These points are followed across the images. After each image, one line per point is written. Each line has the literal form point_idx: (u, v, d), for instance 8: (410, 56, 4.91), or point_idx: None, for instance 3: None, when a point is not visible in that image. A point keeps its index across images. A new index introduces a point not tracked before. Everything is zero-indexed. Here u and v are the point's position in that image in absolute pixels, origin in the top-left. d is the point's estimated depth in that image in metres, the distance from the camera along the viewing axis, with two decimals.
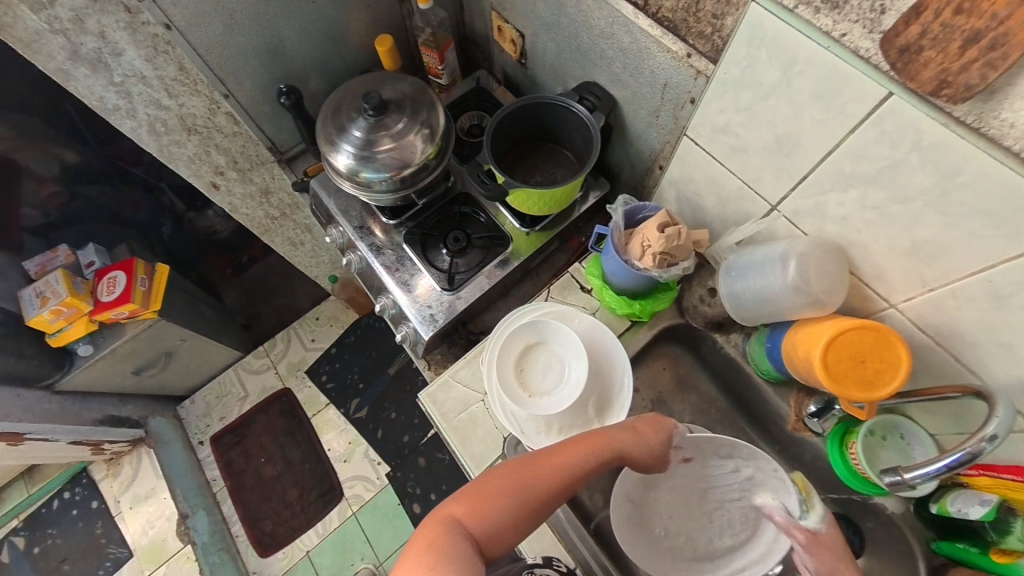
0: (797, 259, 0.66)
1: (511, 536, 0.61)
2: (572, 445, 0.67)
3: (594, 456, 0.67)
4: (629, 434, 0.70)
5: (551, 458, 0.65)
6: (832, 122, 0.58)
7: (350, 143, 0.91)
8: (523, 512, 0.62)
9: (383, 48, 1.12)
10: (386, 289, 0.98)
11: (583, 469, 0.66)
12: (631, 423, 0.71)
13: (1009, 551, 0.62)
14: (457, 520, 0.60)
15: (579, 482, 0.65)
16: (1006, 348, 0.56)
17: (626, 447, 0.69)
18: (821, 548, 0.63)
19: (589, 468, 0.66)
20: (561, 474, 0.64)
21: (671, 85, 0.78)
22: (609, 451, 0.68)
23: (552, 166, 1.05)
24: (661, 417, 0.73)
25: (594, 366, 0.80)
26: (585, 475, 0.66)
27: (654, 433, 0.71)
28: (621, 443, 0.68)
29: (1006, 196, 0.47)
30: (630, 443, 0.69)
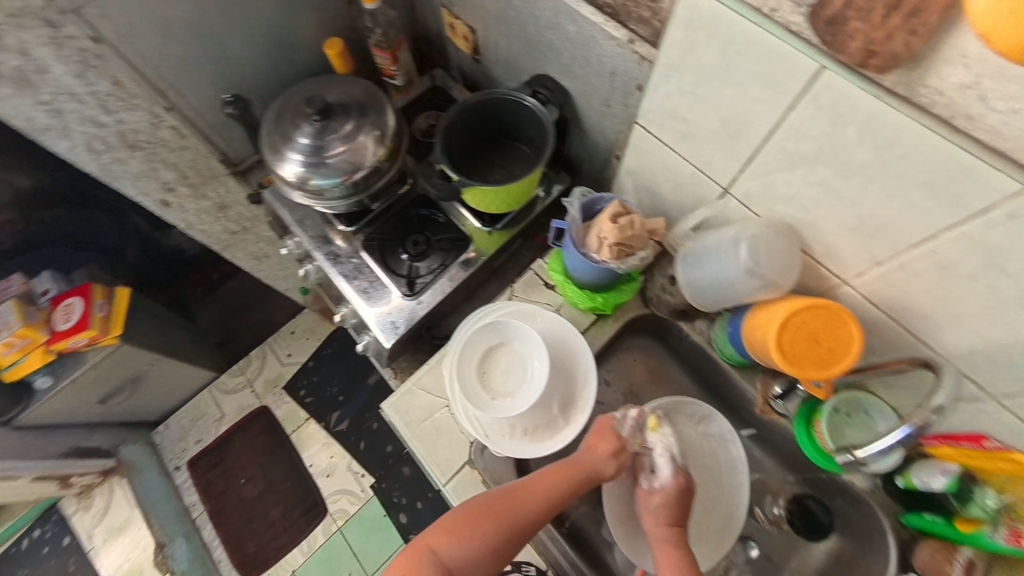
0: (748, 242, 0.65)
1: (485, 567, 0.63)
2: (548, 474, 0.68)
3: (568, 483, 0.67)
4: (600, 452, 0.69)
5: (525, 489, 0.66)
6: (769, 100, 0.57)
7: (296, 149, 0.87)
8: (497, 544, 0.63)
9: (332, 51, 1.09)
10: (345, 298, 0.95)
11: (558, 498, 0.66)
12: (596, 439, 0.70)
13: (973, 520, 0.61)
14: (433, 550, 0.63)
15: (553, 512, 0.66)
16: (954, 319, 0.55)
17: (597, 466, 0.68)
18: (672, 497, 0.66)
19: (567, 494, 0.67)
20: (533, 507, 0.65)
21: (619, 72, 0.77)
22: (583, 477, 0.67)
23: (511, 163, 1.02)
24: (609, 420, 0.71)
25: (572, 369, 0.78)
26: (561, 503, 0.66)
27: (615, 443, 0.69)
28: (594, 465, 0.68)
29: (938, 166, 0.47)
30: (600, 463, 0.68)
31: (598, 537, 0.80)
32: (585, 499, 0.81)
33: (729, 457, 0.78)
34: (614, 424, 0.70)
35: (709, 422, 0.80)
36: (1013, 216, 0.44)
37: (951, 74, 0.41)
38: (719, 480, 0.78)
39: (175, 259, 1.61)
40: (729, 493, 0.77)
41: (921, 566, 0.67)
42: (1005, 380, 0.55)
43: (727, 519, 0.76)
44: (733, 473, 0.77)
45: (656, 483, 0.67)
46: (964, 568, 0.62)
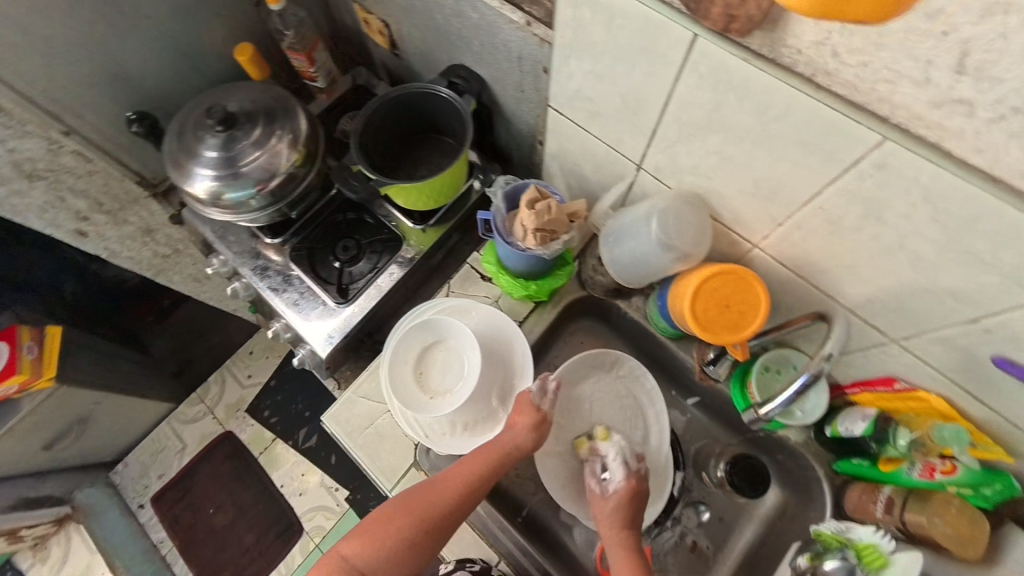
0: (659, 215, 0.66)
1: (401, 566, 0.63)
2: (465, 463, 0.68)
3: (487, 465, 0.67)
4: (514, 431, 0.69)
5: (440, 481, 0.66)
6: (658, 72, 0.57)
7: (198, 162, 0.82)
8: (411, 540, 0.63)
9: (244, 57, 1.03)
10: (277, 313, 0.92)
11: (476, 482, 0.66)
12: (515, 416, 0.71)
13: (894, 459, 0.65)
14: (348, 556, 0.64)
15: (473, 497, 0.66)
16: (850, 270, 0.57)
17: (513, 445, 0.68)
18: (625, 495, 0.70)
19: (484, 480, 0.67)
20: (450, 495, 0.65)
21: (524, 56, 0.76)
22: (502, 456, 0.68)
23: (438, 156, 0.98)
24: (527, 395, 0.72)
25: (483, 331, 0.80)
26: (478, 489, 0.66)
27: (534, 417, 0.70)
28: (512, 443, 0.69)
29: (811, 124, 0.47)
30: (516, 441, 0.69)
31: (554, 520, 0.82)
32: (540, 485, 0.83)
33: (645, 392, 0.82)
34: (531, 397, 0.72)
35: (620, 366, 0.83)
36: (879, 165, 0.45)
37: (804, 32, 0.42)
38: (642, 414, 0.82)
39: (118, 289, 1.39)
40: (653, 424, 0.81)
41: (851, 509, 0.70)
42: (901, 323, 0.57)
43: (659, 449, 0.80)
44: (652, 408, 0.81)
45: (612, 485, 0.72)
46: (885, 505, 0.65)
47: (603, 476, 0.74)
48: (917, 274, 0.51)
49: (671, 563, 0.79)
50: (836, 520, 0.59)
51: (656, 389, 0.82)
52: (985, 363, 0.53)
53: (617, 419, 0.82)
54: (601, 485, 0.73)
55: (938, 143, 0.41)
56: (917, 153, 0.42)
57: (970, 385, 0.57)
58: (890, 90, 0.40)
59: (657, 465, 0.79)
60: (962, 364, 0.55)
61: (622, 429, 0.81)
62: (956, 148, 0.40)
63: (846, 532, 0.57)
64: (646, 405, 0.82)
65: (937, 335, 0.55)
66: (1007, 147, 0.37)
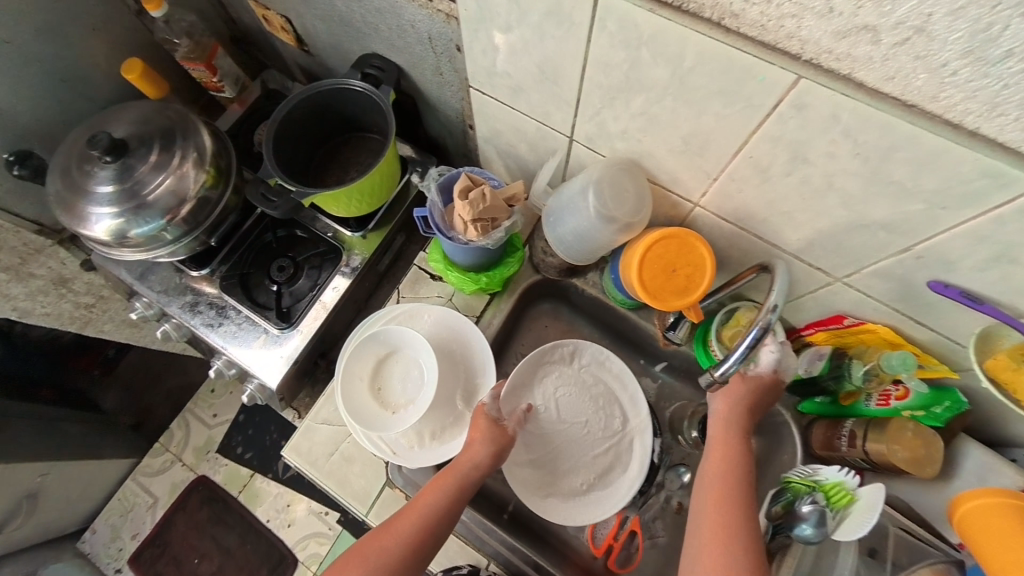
0: (594, 187, 0.64)
1: None
2: (423, 493, 0.65)
3: (445, 493, 0.65)
4: (471, 448, 0.68)
5: (397, 518, 0.63)
6: (569, 36, 0.53)
7: (91, 200, 0.73)
8: None
9: (132, 74, 0.93)
10: (216, 350, 0.85)
11: (437, 514, 0.63)
12: (473, 432, 0.71)
13: (851, 393, 0.67)
14: None
15: (436, 530, 0.63)
16: (787, 216, 0.56)
17: (472, 463, 0.67)
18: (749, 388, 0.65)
19: (444, 508, 0.64)
20: (412, 533, 0.62)
21: (434, 36, 0.70)
22: (460, 480, 0.66)
23: (366, 155, 0.92)
24: (482, 408, 0.73)
25: (442, 344, 0.78)
26: (439, 519, 0.63)
27: (493, 430, 0.71)
28: (471, 463, 0.67)
29: (728, 71, 0.45)
30: (473, 458, 0.67)
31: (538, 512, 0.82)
32: None
33: (613, 376, 0.82)
34: (486, 409, 0.72)
35: (580, 355, 0.83)
36: (798, 106, 0.44)
37: None
38: (613, 400, 0.81)
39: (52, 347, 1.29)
40: (624, 409, 0.81)
41: (817, 447, 0.72)
42: (840, 261, 0.57)
43: (632, 433, 0.80)
44: (623, 392, 0.82)
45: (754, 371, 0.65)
46: (847, 438, 0.66)
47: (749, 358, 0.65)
48: (848, 211, 0.51)
49: (659, 528, 0.81)
50: (804, 466, 0.59)
51: (625, 369, 0.82)
52: (922, 289, 0.54)
53: (587, 410, 0.80)
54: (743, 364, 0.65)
55: (851, 75, 0.40)
56: (830, 87, 0.41)
57: (913, 312, 0.57)
58: (797, 25, 0.38)
59: (634, 452, 0.79)
60: (901, 292, 0.56)
61: (594, 418, 0.80)
62: (868, 78, 0.39)
63: (814, 475, 0.57)
64: (616, 389, 0.82)
65: (874, 269, 0.55)
66: (913, 71, 0.37)
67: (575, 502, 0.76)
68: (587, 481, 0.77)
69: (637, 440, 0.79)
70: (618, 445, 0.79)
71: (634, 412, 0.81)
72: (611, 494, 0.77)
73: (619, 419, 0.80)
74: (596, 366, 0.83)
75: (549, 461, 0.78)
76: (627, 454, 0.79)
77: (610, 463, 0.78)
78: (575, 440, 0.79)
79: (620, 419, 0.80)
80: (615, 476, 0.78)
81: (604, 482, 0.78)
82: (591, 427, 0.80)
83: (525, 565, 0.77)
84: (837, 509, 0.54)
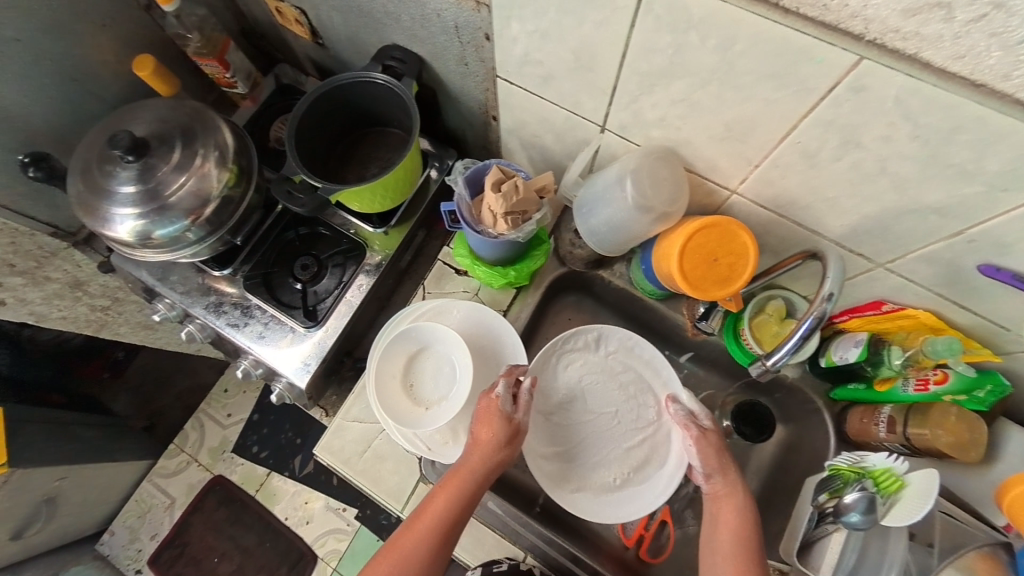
0: (632, 176, 0.63)
1: None
2: (433, 499, 0.64)
3: (454, 499, 0.63)
4: (478, 450, 0.65)
5: (410, 527, 0.63)
6: (611, 21, 0.52)
7: (112, 201, 0.72)
8: None
9: (144, 72, 0.91)
10: (242, 350, 0.84)
11: (452, 516, 0.62)
12: (480, 430, 0.67)
13: (888, 378, 0.66)
14: None
15: (448, 534, 0.62)
16: (832, 202, 0.56)
17: (479, 467, 0.64)
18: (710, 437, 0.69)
19: (454, 514, 0.63)
20: (428, 537, 0.62)
21: (461, 25, 0.68)
22: (473, 480, 0.64)
23: (386, 151, 0.91)
24: (490, 403, 0.68)
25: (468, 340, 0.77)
26: (450, 524, 0.62)
27: (501, 428, 0.67)
28: (483, 462, 0.64)
29: (784, 52, 0.44)
30: (481, 461, 0.64)
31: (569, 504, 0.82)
32: None
33: (643, 364, 0.79)
34: (497, 406, 0.67)
35: (605, 341, 0.79)
36: (856, 88, 0.43)
37: None
38: (645, 389, 0.78)
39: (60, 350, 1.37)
40: (656, 398, 0.78)
41: (852, 433, 0.71)
42: (885, 247, 0.57)
43: (667, 423, 0.76)
44: (656, 380, 0.78)
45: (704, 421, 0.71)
46: (886, 426, 0.66)
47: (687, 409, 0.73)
48: (898, 195, 0.50)
49: (690, 517, 0.81)
50: (850, 453, 0.59)
51: (656, 355, 0.79)
52: (969, 273, 0.53)
53: (616, 400, 0.78)
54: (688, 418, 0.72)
55: (918, 55, 0.39)
56: (896, 68, 0.40)
57: (957, 296, 0.57)
58: (863, 4, 0.37)
59: (671, 441, 0.75)
60: (946, 276, 0.56)
61: (625, 408, 0.77)
62: (936, 58, 0.38)
63: (861, 462, 0.57)
64: (647, 377, 0.79)
65: (920, 254, 0.55)
66: (987, 49, 0.36)
67: (611, 497, 0.74)
68: (622, 475, 0.75)
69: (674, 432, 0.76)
70: (652, 436, 0.76)
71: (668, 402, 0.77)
72: (649, 487, 0.74)
73: (652, 410, 0.77)
74: (625, 354, 0.79)
75: (574, 454, 0.76)
76: (665, 446, 0.76)
77: (645, 455, 0.75)
78: (605, 432, 0.76)
79: (653, 410, 0.77)
80: (652, 469, 0.75)
81: (640, 476, 0.75)
82: (624, 417, 0.77)
83: (560, 556, 0.78)
84: (887, 495, 0.54)
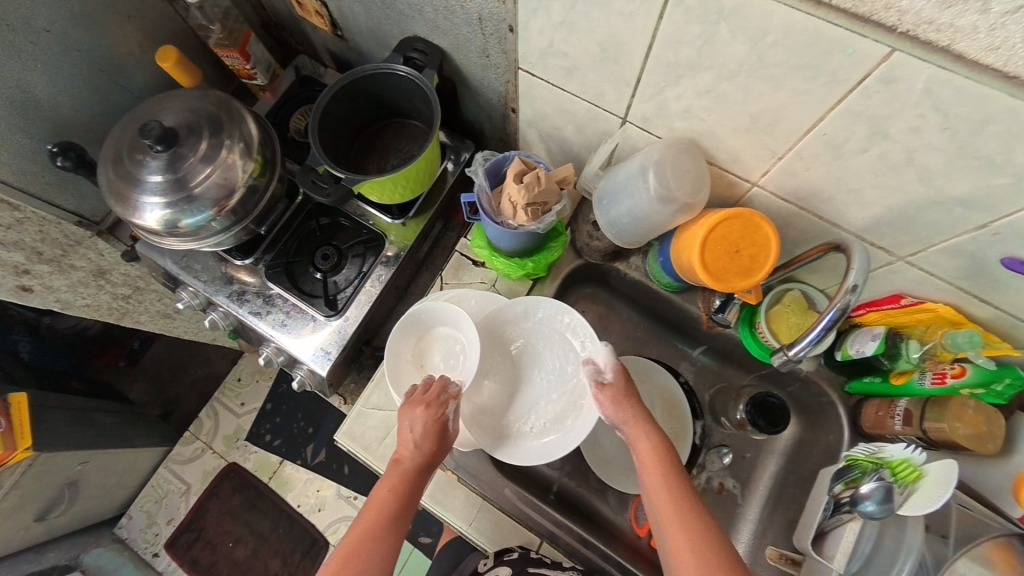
0: (655, 167, 0.63)
1: None
2: (377, 492, 0.62)
3: (397, 487, 0.62)
4: (412, 436, 0.64)
5: (358, 525, 0.59)
6: (639, 12, 0.52)
7: (142, 190, 0.73)
8: None
9: (167, 63, 0.92)
10: (264, 338, 0.85)
11: (386, 520, 0.60)
12: (410, 419, 0.65)
13: (904, 371, 0.67)
14: None
15: (399, 522, 0.60)
16: (855, 194, 0.56)
17: (416, 452, 0.64)
18: (604, 393, 0.69)
19: (401, 500, 0.62)
20: (364, 549, 0.57)
21: (485, 17, 0.69)
22: (404, 479, 0.63)
23: (406, 142, 0.92)
24: (416, 392, 0.67)
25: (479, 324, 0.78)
26: (400, 510, 0.61)
27: (433, 416, 0.65)
28: (413, 460, 0.64)
29: (815, 43, 0.44)
30: (418, 445, 0.64)
31: (584, 490, 0.84)
32: (566, 459, 0.85)
33: (566, 326, 0.76)
34: (431, 388, 0.68)
35: (534, 310, 0.77)
36: (887, 80, 0.43)
37: None
38: (563, 344, 0.76)
39: (76, 339, 1.48)
40: (574, 352, 0.76)
41: (867, 426, 0.72)
42: (908, 239, 0.57)
43: (580, 376, 0.74)
44: (576, 341, 0.76)
45: (603, 376, 0.70)
46: (902, 418, 0.66)
47: (595, 364, 0.72)
48: (925, 186, 0.50)
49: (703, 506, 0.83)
50: (868, 443, 0.59)
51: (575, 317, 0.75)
52: (993, 266, 0.53)
53: (538, 360, 0.77)
54: (595, 375, 0.71)
55: (950, 46, 0.39)
56: (929, 60, 0.40)
57: (978, 288, 0.57)
58: None
59: (587, 395, 0.73)
60: (969, 269, 0.56)
61: (547, 366, 0.76)
62: (969, 49, 0.38)
63: (879, 452, 0.57)
64: (568, 339, 0.76)
65: (944, 246, 0.55)
66: (1022, 40, 0.36)
67: (525, 445, 0.72)
68: (539, 425, 0.73)
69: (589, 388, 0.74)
70: (570, 389, 0.74)
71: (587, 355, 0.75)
72: (567, 438, 0.71)
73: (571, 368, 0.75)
74: (547, 318, 0.77)
75: (493, 410, 0.75)
76: (582, 399, 0.73)
77: (563, 408, 0.74)
78: (526, 388, 0.76)
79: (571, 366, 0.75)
80: (571, 421, 0.73)
81: (556, 427, 0.73)
82: (542, 374, 0.76)
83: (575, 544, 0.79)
84: (904, 483, 0.54)
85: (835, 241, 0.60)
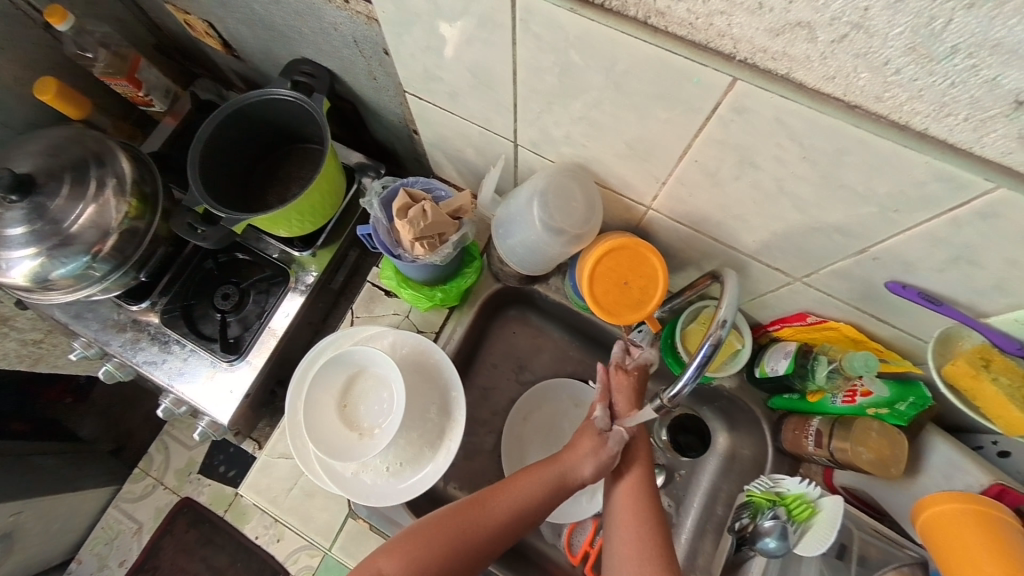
0: (538, 198, 0.60)
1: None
2: (526, 474, 0.67)
3: (545, 480, 0.66)
4: (584, 433, 0.70)
5: (494, 492, 0.64)
6: (497, 39, 0.48)
7: (4, 244, 0.67)
8: (452, 553, 0.60)
9: (47, 95, 0.84)
10: (163, 387, 0.81)
11: (526, 500, 0.64)
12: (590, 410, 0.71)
13: (818, 390, 0.64)
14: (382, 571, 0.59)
15: (530, 510, 0.64)
16: (740, 220, 0.53)
17: (582, 450, 0.68)
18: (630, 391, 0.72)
19: (543, 494, 0.65)
20: (488, 516, 0.62)
21: (361, 40, 0.64)
22: (561, 468, 0.67)
23: (311, 168, 0.86)
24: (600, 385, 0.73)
25: (405, 364, 0.73)
26: (538, 500, 0.65)
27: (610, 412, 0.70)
28: (577, 454, 0.68)
29: (665, 75, 0.40)
30: (585, 444, 0.68)
31: None
32: None
33: (432, 364, 0.74)
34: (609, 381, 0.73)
35: (401, 340, 0.74)
36: (738, 110, 0.40)
37: None
38: (441, 384, 0.73)
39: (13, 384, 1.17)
40: (450, 393, 0.73)
41: (787, 446, 0.70)
42: (799, 263, 0.54)
43: (459, 418, 0.72)
44: (441, 378, 0.73)
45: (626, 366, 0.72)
46: (815, 438, 0.64)
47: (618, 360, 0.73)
48: (800, 215, 0.47)
49: None
50: (763, 478, 0.58)
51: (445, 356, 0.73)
52: (881, 289, 0.51)
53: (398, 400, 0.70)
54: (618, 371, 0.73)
55: (790, 75, 0.36)
56: (771, 90, 0.37)
57: (877, 310, 0.55)
58: (727, 23, 0.34)
59: (449, 434, 0.71)
60: (862, 292, 0.53)
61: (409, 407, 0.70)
62: (808, 78, 0.35)
63: (774, 487, 0.57)
64: (434, 377, 0.73)
65: (832, 270, 0.52)
66: (855, 70, 0.33)
67: (380, 485, 0.69)
68: (394, 464, 0.69)
69: (454, 429, 0.72)
70: (440, 429, 0.71)
71: (451, 393, 0.73)
72: (424, 479, 0.70)
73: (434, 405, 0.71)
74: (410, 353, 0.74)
75: (338, 453, 0.67)
76: (441, 436, 0.71)
77: (419, 448, 0.70)
78: None
79: (438, 404, 0.71)
80: (428, 457, 0.70)
81: (414, 466, 0.70)
82: (407, 415, 0.69)
83: None
84: (799, 522, 0.54)
85: (716, 270, 0.61)
